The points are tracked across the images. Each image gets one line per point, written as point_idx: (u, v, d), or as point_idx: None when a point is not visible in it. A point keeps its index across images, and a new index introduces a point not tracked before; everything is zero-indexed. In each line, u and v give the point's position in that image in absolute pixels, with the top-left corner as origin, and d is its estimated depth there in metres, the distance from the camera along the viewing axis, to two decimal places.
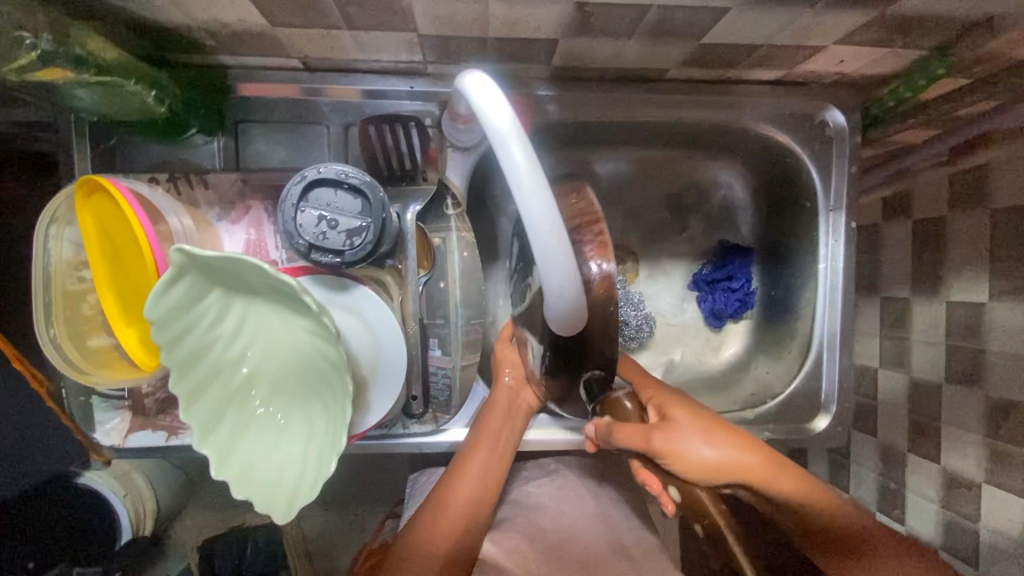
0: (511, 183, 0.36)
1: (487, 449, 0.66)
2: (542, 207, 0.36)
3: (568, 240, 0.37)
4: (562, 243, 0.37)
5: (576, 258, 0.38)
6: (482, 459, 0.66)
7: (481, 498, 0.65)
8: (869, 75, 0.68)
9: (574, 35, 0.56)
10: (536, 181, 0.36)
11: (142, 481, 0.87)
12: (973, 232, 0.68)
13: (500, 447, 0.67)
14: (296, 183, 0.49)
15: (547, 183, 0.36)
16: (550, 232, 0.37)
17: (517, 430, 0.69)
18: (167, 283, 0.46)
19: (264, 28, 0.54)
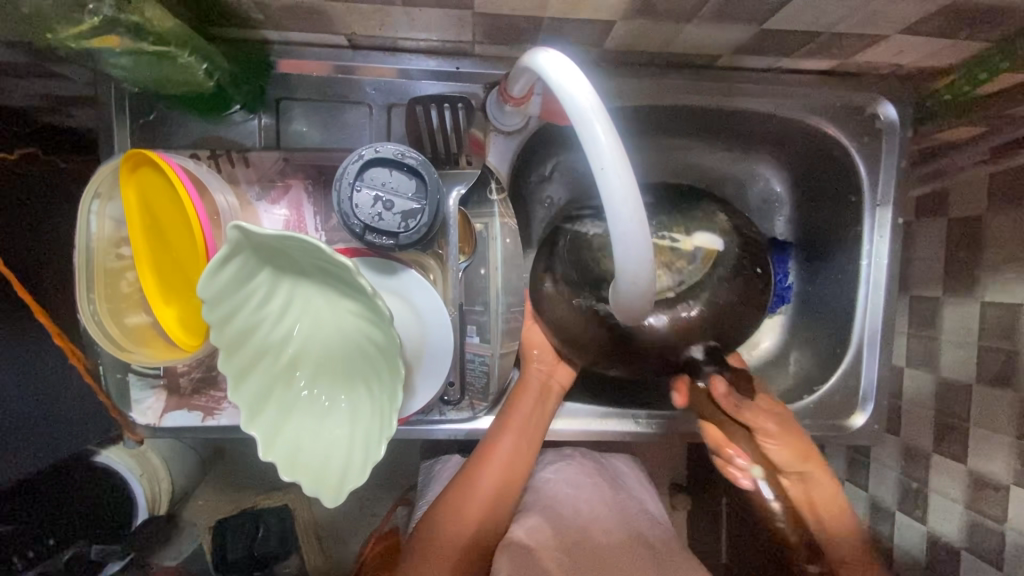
0: (594, 163, 0.35)
1: (522, 431, 0.67)
2: (627, 190, 0.35)
3: (648, 226, 0.36)
4: (644, 227, 0.36)
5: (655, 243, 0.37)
6: (516, 440, 0.66)
7: (513, 480, 0.65)
8: (924, 67, 0.66)
9: (632, 17, 0.55)
10: (621, 162, 0.35)
11: (159, 461, 0.86)
12: (1016, 232, 0.67)
13: (534, 429, 0.68)
14: (353, 162, 0.47)
15: (631, 165, 0.35)
16: (632, 217, 0.35)
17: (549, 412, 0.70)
18: (221, 260, 0.46)
19: (316, 1, 0.53)
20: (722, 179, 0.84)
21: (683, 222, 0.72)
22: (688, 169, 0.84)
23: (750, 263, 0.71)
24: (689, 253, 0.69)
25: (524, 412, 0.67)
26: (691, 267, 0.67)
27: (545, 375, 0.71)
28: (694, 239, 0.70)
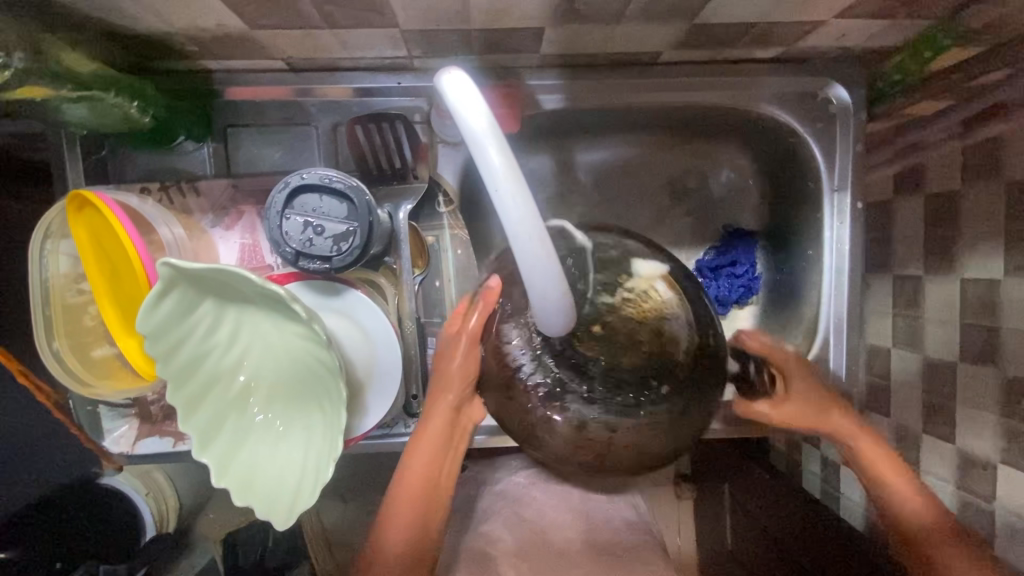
0: (489, 186, 0.36)
1: (434, 448, 0.58)
2: (522, 209, 0.36)
3: (551, 243, 0.37)
4: (544, 245, 0.37)
5: (559, 260, 0.38)
6: (430, 456, 0.58)
7: (437, 495, 0.59)
8: (873, 47, 0.65)
9: (562, 22, 0.54)
10: (516, 183, 0.36)
11: (162, 478, 0.89)
12: (987, 208, 0.65)
13: (453, 441, 0.59)
14: (280, 191, 0.48)
15: (525, 183, 0.36)
16: (531, 235, 0.36)
17: (468, 421, 0.60)
18: (157, 296, 0.46)
19: (243, 30, 0.53)
20: (687, 171, 0.83)
21: (608, 265, 0.52)
22: (653, 163, 0.83)
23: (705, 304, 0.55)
24: (667, 301, 0.52)
25: (440, 423, 0.58)
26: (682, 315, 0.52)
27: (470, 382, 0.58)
28: (640, 274, 0.52)
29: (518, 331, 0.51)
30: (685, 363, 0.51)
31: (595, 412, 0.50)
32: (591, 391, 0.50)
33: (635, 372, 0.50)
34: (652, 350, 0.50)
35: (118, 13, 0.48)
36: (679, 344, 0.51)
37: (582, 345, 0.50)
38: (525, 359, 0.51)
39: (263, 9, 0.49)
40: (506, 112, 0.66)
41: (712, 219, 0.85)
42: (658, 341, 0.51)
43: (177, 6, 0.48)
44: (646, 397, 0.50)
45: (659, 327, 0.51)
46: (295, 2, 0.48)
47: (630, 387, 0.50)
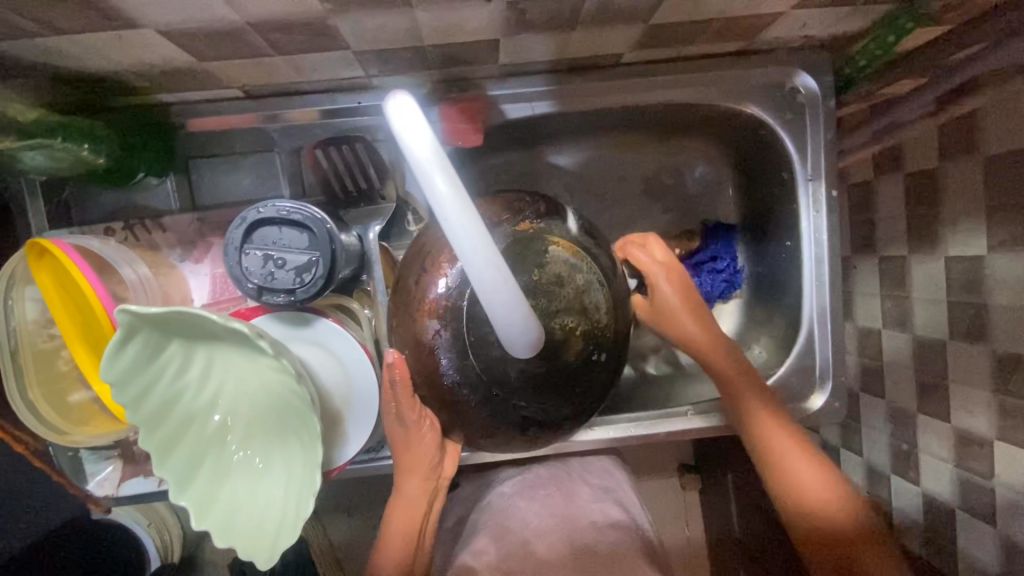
0: (438, 215, 0.36)
1: (413, 510, 0.62)
2: (474, 235, 0.36)
3: (506, 266, 0.37)
4: (501, 270, 0.37)
5: (517, 283, 0.38)
6: (409, 515, 0.62)
7: (421, 545, 0.63)
8: (836, 34, 0.64)
9: (514, 32, 0.53)
10: (464, 210, 0.35)
11: (164, 508, 0.88)
12: (966, 185, 0.65)
13: (430, 501, 0.63)
14: (238, 227, 0.48)
15: (476, 211, 0.36)
16: (485, 262, 0.36)
17: (441, 477, 0.64)
18: (118, 343, 0.46)
19: (191, 63, 0.52)
20: (662, 169, 0.83)
21: (523, 257, 0.54)
22: (627, 164, 0.82)
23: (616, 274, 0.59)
24: (583, 276, 0.55)
25: (413, 489, 0.61)
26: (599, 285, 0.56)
27: (435, 455, 0.61)
28: (554, 254, 0.55)
29: (442, 338, 0.54)
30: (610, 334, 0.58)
31: (538, 403, 0.56)
32: (530, 387, 0.55)
33: (570, 355, 0.55)
34: (581, 335, 0.55)
35: (57, 55, 0.47)
36: (602, 318, 0.56)
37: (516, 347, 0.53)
38: (460, 372, 0.54)
39: (207, 42, 0.48)
40: (468, 125, 0.65)
41: (690, 214, 0.84)
42: (582, 324, 0.55)
43: (115, 44, 0.47)
44: (583, 374, 0.57)
45: (583, 311, 0.55)
46: (238, 33, 0.47)
47: (566, 371, 0.56)
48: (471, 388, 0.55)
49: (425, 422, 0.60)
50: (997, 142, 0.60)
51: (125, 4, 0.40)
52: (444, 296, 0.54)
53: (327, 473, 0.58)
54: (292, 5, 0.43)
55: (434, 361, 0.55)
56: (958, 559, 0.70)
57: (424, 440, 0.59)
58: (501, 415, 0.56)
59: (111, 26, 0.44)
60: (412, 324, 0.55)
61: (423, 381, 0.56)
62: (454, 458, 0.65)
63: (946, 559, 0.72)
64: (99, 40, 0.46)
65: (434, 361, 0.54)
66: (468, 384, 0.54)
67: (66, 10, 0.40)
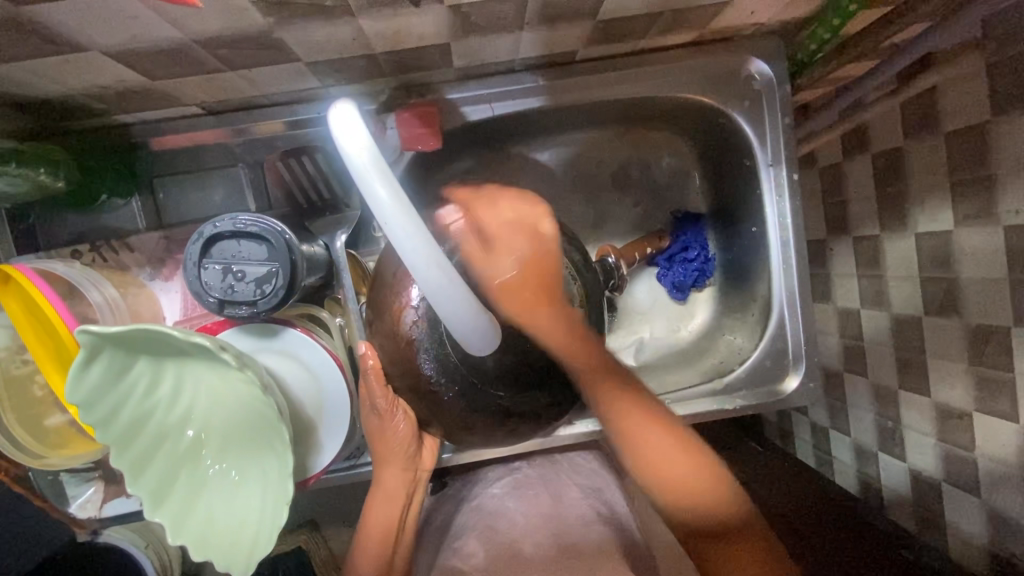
0: (378, 218, 0.37)
1: (392, 503, 0.63)
2: (416, 236, 0.38)
3: (450, 266, 0.39)
4: (445, 270, 0.39)
5: (463, 281, 0.40)
6: (387, 510, 0.63)
7: (400, 539, 0.65)
8: (786, 20, 0.65)
9: (464, 35, 0.54)
10: (406, 213, 0.38)
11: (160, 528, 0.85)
12: (930, 161, 0.66)
13: (407, 491, 0.64)
14: (195, 242, 0.49)
15: (416, 213, 0.38)
16: (430, 263, 0.38)
17: (419, 467, 0.65)
18: (83, 363, 0.46)
19: (145, 83, 0.53)
20: (629, 162, 0.84)
21: None
22: (593, 161, 0.83)
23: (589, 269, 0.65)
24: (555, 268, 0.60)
25: (389, 479, 0.62)
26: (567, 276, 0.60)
27: (412, 445, 0.62)
28: None
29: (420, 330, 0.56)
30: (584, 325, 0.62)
31: (518, 393, 0.59)
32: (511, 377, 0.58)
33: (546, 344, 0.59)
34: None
35: (9, 82, 0.47)
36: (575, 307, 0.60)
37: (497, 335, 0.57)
38: (445, 361, 0.57)
39: (156, 61, 0.48)
40: (426, 131, 0.65)
41: (660, 205, 0.85)
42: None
43: (65, 68, 0.47)
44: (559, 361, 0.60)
45: (557, 303, 0.59)
46: (186, 50, 0.47)
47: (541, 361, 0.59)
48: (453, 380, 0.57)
49: (398, 411, 0.61)
50: (958, 116, 0.62)
51: (68, 28, 0.41)
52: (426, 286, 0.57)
53: (304, 482, 0.58)
54: (234, 20, 0.43)
55: (414, 353, 0.57)
56: (948, 532, 0.70)
57: (394, 431, 0.60)
58: (479, 404, 0.58)
59: (58, 52, 0.44)
60: (393, 318, 0.57)
61: (401, 373, 0.59)
62: (432, 450, 0.66)
63: (937, 533, 0.72)
64: (49, 65, 0.46)
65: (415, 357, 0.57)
66: (448, 376, 0.57)
67: (9, 36, 0.41)
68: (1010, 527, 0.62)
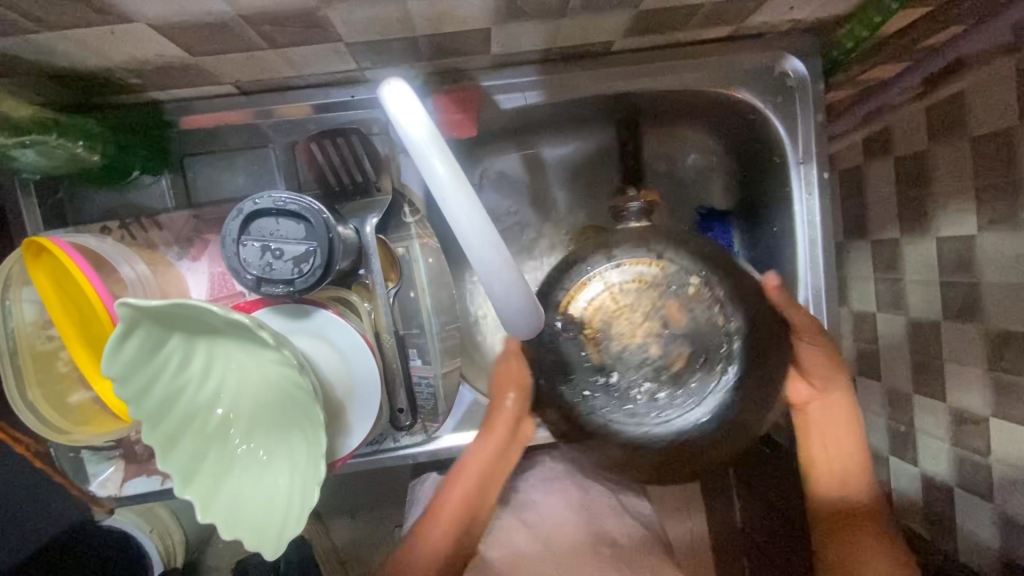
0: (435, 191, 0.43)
1: (489, 454, 0.66)
2: (468, 208, 0.43)
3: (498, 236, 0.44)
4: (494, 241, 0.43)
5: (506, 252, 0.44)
6: (484, 460, 0.66)
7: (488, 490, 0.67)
8: (824, 17, 0.64)
9: (505, 21, 0.54)
10: (459, 187, 0.43)
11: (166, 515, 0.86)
12: (957, 163, 0.64)
13: (490, 481, 0.67)
14: (234, 219, 0.49)
15: (467, 186, 0.43)
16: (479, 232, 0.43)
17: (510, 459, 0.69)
18: (120, 336, 0.46)
19: (184, 58, 0.52)
20: (656, 157, 0.84)
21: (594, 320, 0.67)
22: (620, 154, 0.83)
23: (631, 262, 0.68)
24: (608, 287, 0.67)
25: (481, 465, 0.66)
26: (621, 277, 0.67)
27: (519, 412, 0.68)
28: (585, 301, 0.67)
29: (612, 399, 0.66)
30: (693, 275, 0.67)
31: (743, 342, 0.66)
32: (715, 358, 0.66)
33: (696, 315, 0.66)
34: (657, 304, 0.66)
35: (51, 52, 0.47)
36: (659, 277, 0.67)
37: (672, 360, 0.66)
38: (682, 408, 0.66)
39: (199, 35, 0.48)
40: (462, 117, 0.67)
41: (685, 202, 0.85)
42: (659, 301, 0.66)
43: (108, 39, 0.47)
44: (724, 314, 0.66)
45: (650, 309, 0.66)
46: (231, 25, 0.47)
47: (701, 344, 0.66)
48: (698, 401, 0.66)
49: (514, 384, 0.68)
50: (984, 120, 0.60)
51: None
52: (576, 392, 0.67)
53: (332, 465, 0.57)
54: None
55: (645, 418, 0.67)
56: (958, 537, 0.69)
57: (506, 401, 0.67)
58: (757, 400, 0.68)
59: (103, 22, 0.44)
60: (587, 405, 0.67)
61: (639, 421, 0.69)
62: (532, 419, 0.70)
63: (946, 537, 0.71)
64: (93, 36, 0.46)
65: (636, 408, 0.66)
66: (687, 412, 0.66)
67: (61, 4, 0.41)
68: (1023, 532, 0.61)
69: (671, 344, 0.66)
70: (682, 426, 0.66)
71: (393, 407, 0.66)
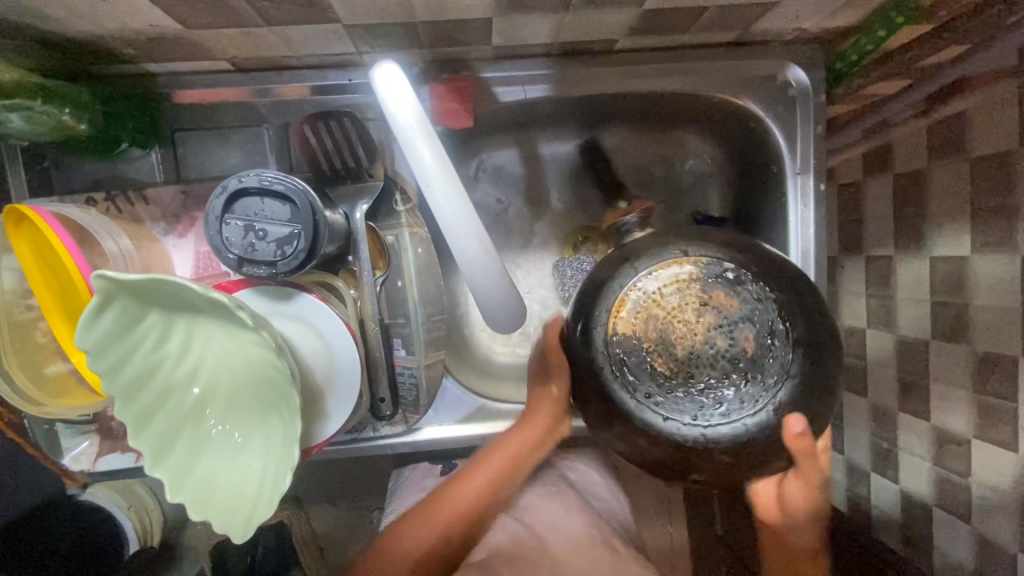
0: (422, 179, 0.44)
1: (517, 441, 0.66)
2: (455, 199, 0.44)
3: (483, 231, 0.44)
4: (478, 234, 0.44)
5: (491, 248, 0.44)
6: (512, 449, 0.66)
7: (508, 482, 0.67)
8: (829, 28, 0.64)
9: (507, 12, 0.53)
10: (447, 178, 0.43)
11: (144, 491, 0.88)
12: (954, 184, 0.64)
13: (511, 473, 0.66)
14: (218, 196, 0.48)
15: (454, 176, 0.43)
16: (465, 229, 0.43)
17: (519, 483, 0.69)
18: (95, 309, 0.45)
19: (179, 31, 0.51)
20: (653, 160, 0.83)
21: (645, 335, 0.51)
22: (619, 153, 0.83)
23: (662, 264, 0.52)
24: (646, 294, 0.51)
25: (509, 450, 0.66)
26: (655, 279, 0.52)
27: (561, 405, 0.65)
28: (629, 315, 0.51)
29: (698, 415, 0.50)
30: (726, 258, 0.52)
31: (805, 314, 0.50)
32: (789, 333, 0.49)
33: (749, 296, 0.50)
34: (709, 294, 0.50)
35: (43, 17, 0.46)
36: (696, 270, 0.51)
37: (744, 349, 0.49)
38: (768, 399, 0.49)
39: (194, 7, 0.47)
40: (459, 107, 0.65)
41: (681, 207, 0.85)
42: (708, 294, 0.51)
43: (104, 8, 0.46)
44: (772, 287, 0.51)
45: (705, 309, 0.50)
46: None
47: (770, 330, 0.49)
48: (785, 381, 0.49)
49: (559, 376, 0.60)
50: (987, 144, 0.60)
51: None
52: (649, 413, 0.51)
53: (307, 451, 0.57)
54: None
55: (738, 427, 0.49)
56: (935, 557, 0.69)
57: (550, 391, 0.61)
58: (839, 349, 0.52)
59: None
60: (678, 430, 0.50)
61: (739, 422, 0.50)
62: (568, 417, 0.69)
63: (923, 556, 0.71)
64: (88, 3, 0.45)
65: (725, 417, 0.49)
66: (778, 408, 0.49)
67: None
68: (1001, 556, 0.61)
69: (735, 332, 0.50)
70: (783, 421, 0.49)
71: (376, 396, 0.66)
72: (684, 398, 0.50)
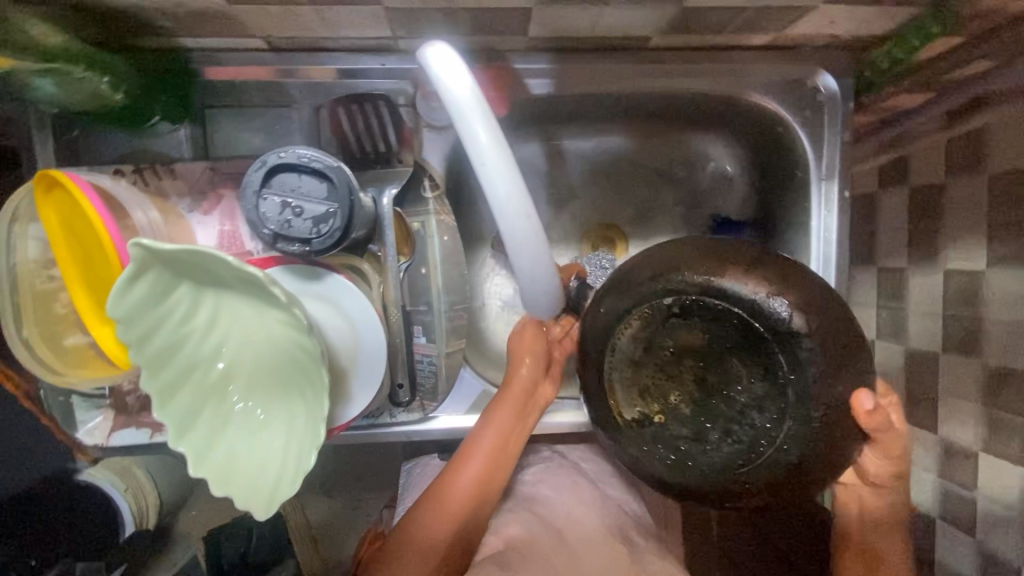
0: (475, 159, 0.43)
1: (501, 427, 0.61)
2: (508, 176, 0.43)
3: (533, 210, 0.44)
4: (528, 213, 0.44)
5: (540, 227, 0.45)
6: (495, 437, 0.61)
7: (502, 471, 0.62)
8: (861, 36, 0.65)
9: (547, 3, 0.53)
10: (501, 157, 0.43)
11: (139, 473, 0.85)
12: (972, 199, 0.64)
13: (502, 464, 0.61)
14: (257, 170, 0.48)
15: (510, 156, 0.43)
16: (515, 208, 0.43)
17: (516, 447, 0.63)
18: (128, 279, 0.45)
19: (221, 6, 0.51)
20: (674, 161, 0.84)
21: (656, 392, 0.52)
22: (640, 153, 0.83)
23: (618, 328, 0.50)
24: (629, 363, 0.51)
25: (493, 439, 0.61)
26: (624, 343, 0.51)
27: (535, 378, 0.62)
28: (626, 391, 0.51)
29: (750, 450, 0.48)
30: (668, 296, 0.49)
31: (770, 308, 0.47)
32: (760, 339, 0.47)
33: (707, 320, 0.49)
34: (672, 337, 0.51)
35: None
36: (648, 318, 0.50)
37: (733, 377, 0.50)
38: (783, 409, 0.47)
39: None
40: (495, 95, 0.67)
41: (699, 209, 0.85)
42: (669, 339, 0.51)
43: None
44: (721, 302, 0.47)
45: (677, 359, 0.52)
46: None
47: (740, 344, 0.49)
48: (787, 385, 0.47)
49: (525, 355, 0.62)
50: (1006, 158, 0.60)
51: None
52: (695, 471, 0.49)
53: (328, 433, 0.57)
54: None
55: (786, 443, 0.47)
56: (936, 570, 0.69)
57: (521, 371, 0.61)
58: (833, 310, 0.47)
59: None
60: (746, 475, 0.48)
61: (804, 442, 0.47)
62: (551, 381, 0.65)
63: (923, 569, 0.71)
64: None
65: (773, 441, 0.48)
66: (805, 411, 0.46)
67: None
68: (1002, 569, 0.61)
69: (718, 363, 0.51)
70: (801, 417, 0.46)
71: (394, 382, 0.65)
72: (723, 438, 0.50)
